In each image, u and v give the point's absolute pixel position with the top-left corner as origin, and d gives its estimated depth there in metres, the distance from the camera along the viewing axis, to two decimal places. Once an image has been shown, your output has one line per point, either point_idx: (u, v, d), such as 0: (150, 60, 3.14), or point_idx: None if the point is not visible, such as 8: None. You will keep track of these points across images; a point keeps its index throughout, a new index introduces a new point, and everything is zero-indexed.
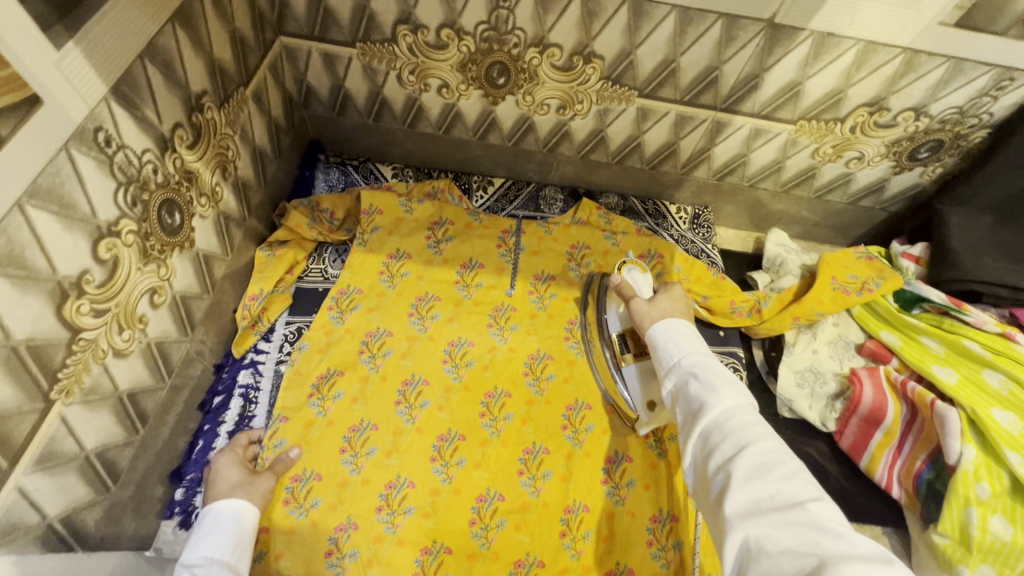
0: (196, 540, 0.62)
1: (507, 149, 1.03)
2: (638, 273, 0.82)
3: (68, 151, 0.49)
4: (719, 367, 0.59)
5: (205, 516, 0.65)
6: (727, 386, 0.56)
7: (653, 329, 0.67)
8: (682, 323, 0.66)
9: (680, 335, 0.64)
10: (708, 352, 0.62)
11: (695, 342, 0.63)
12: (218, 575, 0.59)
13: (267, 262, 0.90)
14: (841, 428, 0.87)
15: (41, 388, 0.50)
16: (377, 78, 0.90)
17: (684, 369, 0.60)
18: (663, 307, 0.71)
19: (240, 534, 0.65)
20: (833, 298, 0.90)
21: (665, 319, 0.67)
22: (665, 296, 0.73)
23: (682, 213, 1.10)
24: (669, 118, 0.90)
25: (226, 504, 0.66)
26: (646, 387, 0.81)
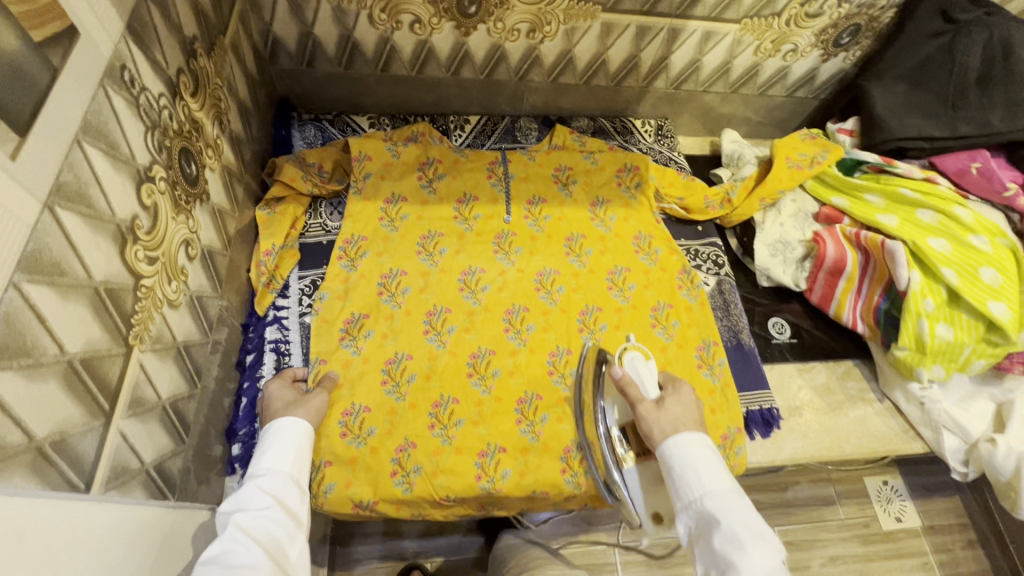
0: (262, 453, 0.66)
1: (480, 83, 1.06)
2: (640, 362, 0.83)
3: (105, 88, 0.48)
4: (743, 515, 0.62)
5: (268, 431, 0.69)
6: (755, 547, 0.59)
7: (669, 454, 0.69)
8: (700, 441, 0.69)
9: (701, 466, 0.67)
10: (730, 488, 0.65)
11: (716, 474, 0.66)
12: (283, 483, 0.64)
13: (270, 219, 0.90)
14: (811, 285, 1.02)
15: (122, 332, 0.51)
16: (347, 20, 0.90)
17: (707, 514, 0.63)
18: (674, 415, 0.73)
19: (300, 449, 0.69)
20: (791, 174, 1.03)
21: (681, 440, 0.69)
22: (673, 402, 0.75)
23: (646, 126, 1.18)
24: (631, 30, 0.97)
25: (287, 422, 0.70)
26: (651, 493, 0.76)
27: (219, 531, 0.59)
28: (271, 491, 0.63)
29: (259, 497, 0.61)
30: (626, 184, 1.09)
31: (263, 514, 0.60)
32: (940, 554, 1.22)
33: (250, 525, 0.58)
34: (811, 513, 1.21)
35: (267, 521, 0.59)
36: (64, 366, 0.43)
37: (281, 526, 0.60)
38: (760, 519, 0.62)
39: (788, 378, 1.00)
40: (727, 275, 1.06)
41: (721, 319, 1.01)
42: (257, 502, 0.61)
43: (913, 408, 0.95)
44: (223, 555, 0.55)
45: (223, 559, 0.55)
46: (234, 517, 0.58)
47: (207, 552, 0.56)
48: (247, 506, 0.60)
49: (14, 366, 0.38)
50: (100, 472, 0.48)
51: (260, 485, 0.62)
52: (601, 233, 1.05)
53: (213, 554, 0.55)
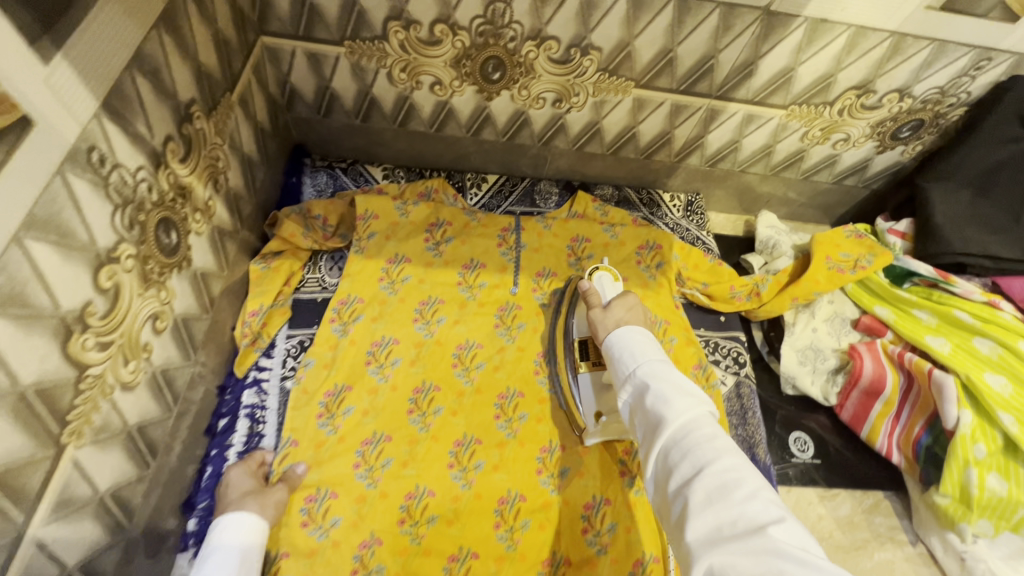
0: (201, 569, 0.61)
1: (501, 144, 1.01)
2: (607, 279, 0.83)
3: (63, 174, 0.45)
4: (675, 378, 0.59)
5: (208, 548, 0.64)
6: (681, 399, 0.56)
7: (609, 340, 0.69)
8: (639, 331, 0.67)
9: (635, 345, 0.65)
10: (663, 362, 0.62)
11: (651, 349, 0.64)
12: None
13: (264, 275, 0.87)
14: (841, 401, 0.91)
15: (52, 433, 0.47)
16: (366, 77, 0.87)
17: (640, 382, 0.61)
18: (618, 317, 0.75)
19: (244, 559, 0.63)
20: (829, 277, 0.93)
21: (619, 332, 0.68)
22: (620, 307, 0.76)
23: (675, 201, 1.11)
24: (665, 107, 0.90)
25: (222, 531, 0.66)
26: (600, 398, 0.82)
27: None
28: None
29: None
30: (646, 263, 1.01)
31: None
32: None
33: None
34: None
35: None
36: None
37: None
38: (691, 383, 0.59)
39: (806, 504, 0.89)
40: (748, 376, 0.96)
41: (736, 428, 0.91)
42: None
43: (952, 562, 0.83)
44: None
45: None
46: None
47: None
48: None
49: None
50: None
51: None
52: None
53: None
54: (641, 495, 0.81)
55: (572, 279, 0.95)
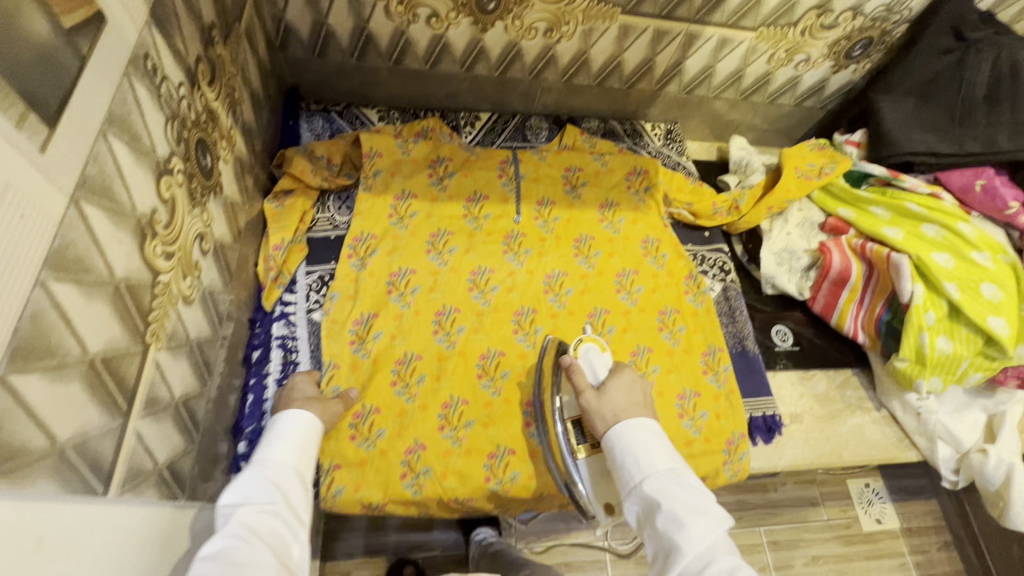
0: (268, 444, 0.65)
1: (493, 80, 1.05)
2: (596, 351, 0.80)
3: (129, 77, 0.46)
4: (686, 493, 0.60)
5: (274, 422, 0.68)
6: (694, 523, 0.57)
7: (610, 439, 0.68)
8: (640, 424, 0.67)
9: (640, 448, 0.65)
10: (671, 468, 0.63)
11: (658, 454, 0.64)
12: (288, 476, 0.62)
13: (279, 213, 0.89)
14: (814, 294, 1.03)
15: (140, 331, 0.49)
16: (363, 11, 0.88)
17: (649, 498, 0.61)
18: (615, 401, 0.71)
19: (306, 441, 0.67)
20: (798, 185, 1.05)
21: (622, 426, 0.68)
22: (615, 387, 0.73)
23: (656, 130, 1.18)
24: (648, 34, 0.97)
25: (290, 415, 0.69)
26: (602, 488, 0.74)
27: (221, 522, 0.57)
28: (276, 481, 0.61)
29: (265, 491, 0.59)
30: (636, 188, 1.09)
31: (267, 511, 0.58)
32: (917, 555, 1.29)
33: (252, 520, 0.56)
34: (795, 513, 1.27)
35: (270, 516, 0.57)
36: (86, 366, 0.42)
37: (285, 521, 0.58)
38: (702, 496, 0.60)
39: (789, 385, 1.01)
40: (733, 281, 1.07)
41: (727, 326, 1.02)
42: (259, 498, 0.58)
43: (909, 418, 0.97)
44: (223, 552, 0.53)
45: (222, 554, 0.52)
46: (237, 513, 0.56)
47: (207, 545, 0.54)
48: (251, 500, 0.58)
49: (40, 367, 0.37)
50: (117, 474, 0.46)
51: (267, 475, 0.61)
52: (609, 235, 1.05)
53: (211, 550, 0.52)
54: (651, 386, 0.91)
55: (552, 343, 0.85)
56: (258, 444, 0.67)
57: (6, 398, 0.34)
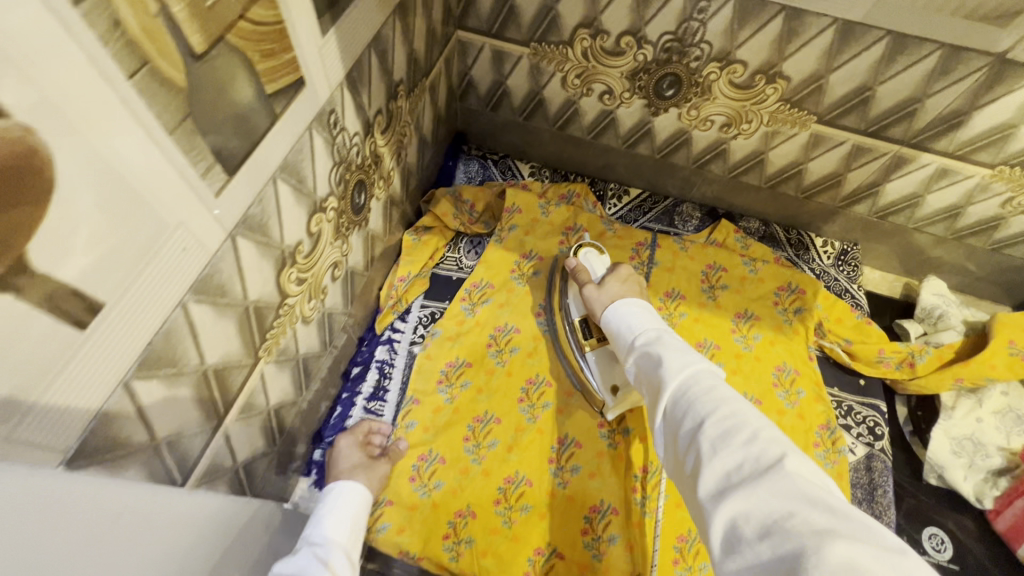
0: (317, 522, 0.63)
1: (653, 161, 1.01)
2: (594, 253, 0.85)
3: (310, 129, 0.52)
4: (674, 342, 0.60)
5: (325, 495, 0.67)
6: (677, 357, 0.56)
7: (609, 319, 0.71)
8: (631, 303, 0.71)
9: (631, 317, 0.68)
10: (660, 334, 0.63)
11: (650, 321, 0.66)
12: (335, 554, 0.58)
13: (415, 246, 0.95)
14: (999, 507, 0.80)
15: (254, 344, 0.54)
16: (541, 78, 0.91)
17: (642, 351, 0.61)
18: (612, 292, 0.77)
19: (355, 522, 0.65)
20: (1009, 365, 0.83)
21: (618, 307, 0.71)
22: (614, 281, 0.79)
23: (827, 248, 1.03)
24: (844, 148, 0.84)
25: (340, 489, 0.68)
26: (608, 371, 0.83)
27: None
28: (324, 556, 0.57)
29: (314, 563, 0.54)
30: (784, 305, 0.96)
31: None
32: None
33: None
34: None
35: None
36: (201, 376, 0.47)
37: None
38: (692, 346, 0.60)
39: None
40: (884, 452, 0.87)
41: (860, 503, 0.83)
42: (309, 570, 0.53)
43: None
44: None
45: None
46: None
47: None
48: (307, 573, 0.52)
49: (158, 375, 0.41)
50: (197, 469, 0.51)
51: (313, 551, 0.57)
52: (738, 350, 0.93)
53: None
54: None
55: (563, 258, 0.95)
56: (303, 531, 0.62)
57: (123, 398, 0.38)
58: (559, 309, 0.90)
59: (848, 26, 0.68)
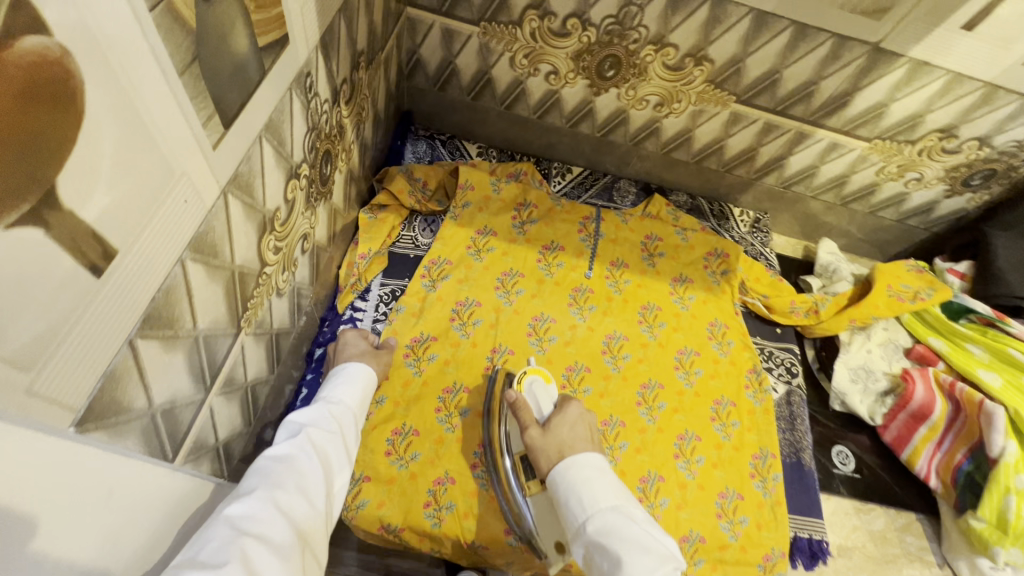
0: (334, 386, 0.65)
1: (594, 140, 1.08)
2: (540, 382, 0.82)
3: (291, 89, 0.51)
4: (629, 529, 0.61)
5: (339, 368, 0.68)
6: (637, 561, 0.57)
7: (555, 480, 0.68)
8: (581, 462, 0.68)
9: (580, 486, 0.66)
10: (615, 509, 0.63)
11: (601, 492, 0.65)
12: (346, 414, 0.61)
13: (372, 223, 0.95)
14: (886, 423, 0.97)
15: (237, 312, 0.52)
16: (489, 57, 0.94)
17: (595, 540, 0.61)
18: (559, 439, 0.73)
19: (366, 392, 0.67)
20: (888, 304, 1.00)
21: (566, 464, 0.69)
22: (561, 424, 0.75)
23: (744, 217, 1.17)
24: (757, 125, 0.97)
25: (356, 365, 0.69)
26: (548, 524, 0.75)
27: (281, 432, 0.54)
28: (337, 417, 0.59)
29: (328, 420, 0.57)
30: (712, 269, 1.08)
31: (329, 435, 0.55)
32: None
33: (319, 440, 0.54)
34: None
35: (330, 445, 0.54)
36: (193, 342, 0.45)
37: (341, 451, 0.55)
38: (647, 530, 0.61)
39: (842, 514, 0.94)
40: (799, 387, 1.01)
41: (784, 432, 0.96)
42: (324, 424, 0.57)
43: None
44: (289, 456, 0.50)
45: (290, 461, 0.49)
46: (307, 429, 0.54)
47: (275, 448, 0.50)
48: (317, 424, 0.56)
49: (158, 336, 0.39)
50: (185, 443, 0.49)
51: (330, 408, 0.59)
52: (677, 310, 1.03)
53: (281, 451, 0.50)
54: (694, 478, 0.88)
55: (502, 376, 0.87)
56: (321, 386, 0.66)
57: (128, 357, 0.36)
58: (496, 433, 0.81)
59: (761, 15, 0.79)
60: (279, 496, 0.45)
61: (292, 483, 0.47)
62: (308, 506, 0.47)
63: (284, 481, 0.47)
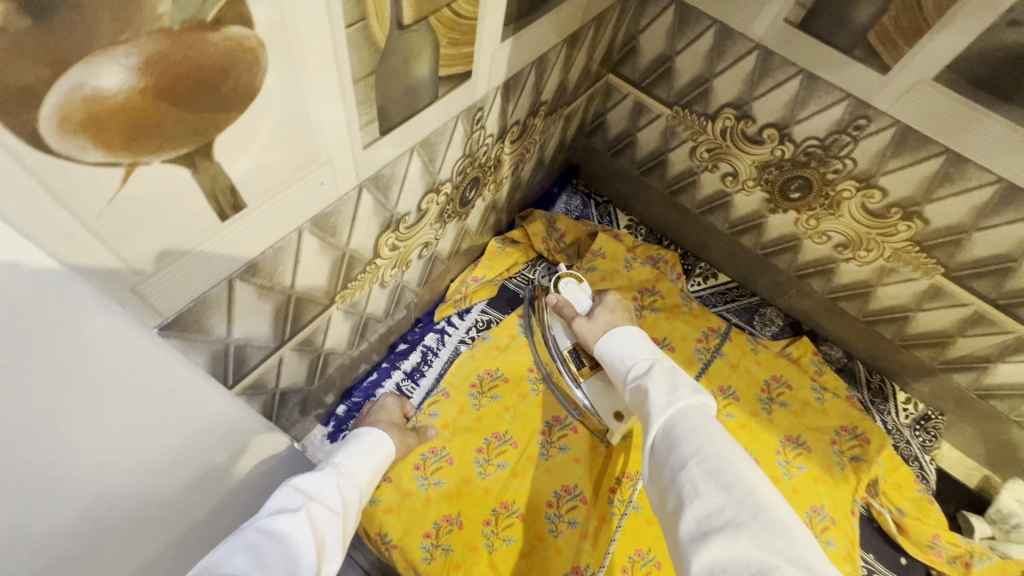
0: (346, 453, 0.61)
1: (753, 255, 0.98)
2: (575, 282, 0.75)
3: (459, 118, 0.56)
4: (670, 373, 0.56)
5: (360, 433, 0.66)
6: (670, 392, 0.53)
7: (601, 348, 0.64)
8: (624, 330, 0.64)
9: (623, 346, 0.61)
10: (654, 364, 0.58)
11: (645, 350, 0.61)
12: (353, 490, 0.57)
13: (498, 253, 0.98)
14: None
15: (336, 288, 0.57)
16: (671, 141, 0.92)
17: (633, 382, 0.57)
18: (606, 320, 0.68)
19: (377, 466, 0.64)
20: None
21: (608, 336, 0.64)
22: (603, 309, 0.70)
23: (908, 406, 0.96)
24: (964, 310, 0.79)
25: (376, 436, 0.66)
26: (611, 396, 0.74)
27: (277, 498, 0.49)
28: (343, 491, 0.55)
29: (332, 495, 0.53)
30: (841, 447, 0.89)
31: (330, 514, 0.51)
32: None
33: (318, 517, 0.49)
34: None
35: (329, 522, 0.50)
36: (285, 299, 0.50)
37: (338, 535, 0.50)
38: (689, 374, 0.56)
39: None
40: None
41: None
42: (326, 498, 0.52)
43: None
44: (284, 534, 0.45)
45: (284, 543, 0.45)
46: (309, 502, 0.49)
47: (268, 520, 0.46)
48: (321, 499, 0.51)
49: (255, 283, 0.44)
50: (246, 377, 0.54)
51: (337, 480, 0.56)
52: (778, 474, 0.86)
53: (276, 529, 0.45)
54: None
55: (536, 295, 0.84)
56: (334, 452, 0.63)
57: (223, 291, 0.42)
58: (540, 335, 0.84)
59: (1012, 189, 0.64)
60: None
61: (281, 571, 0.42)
62: None
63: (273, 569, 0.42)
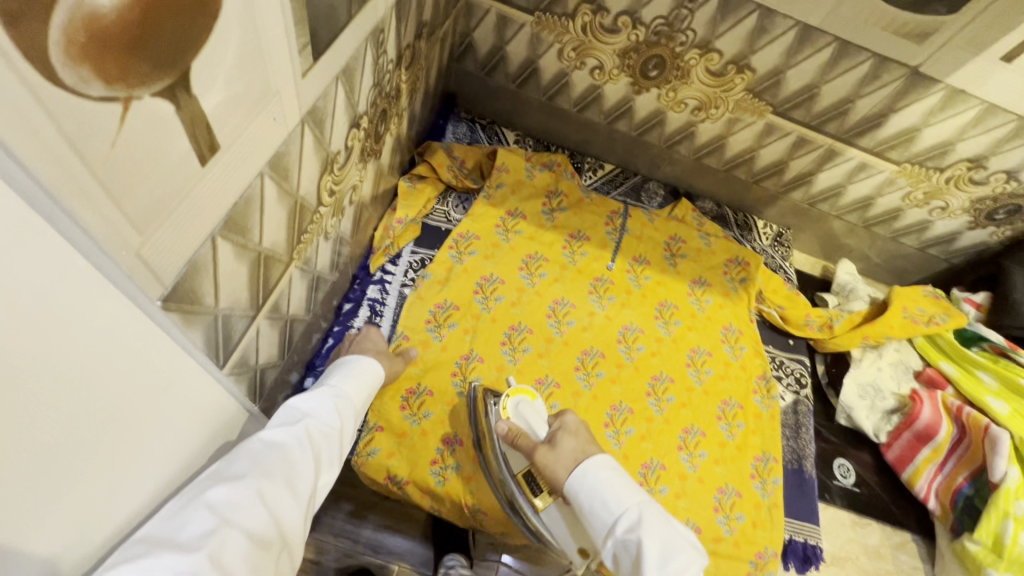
0: (339, 376, 0.64)
1: (629, 138, 1.12)
2: (526, 402, 0.80)
3: (367, 40, 0.55)
4: (660, 529, 0.63)
5: (346, 359, 0.68)
6: (671, 560, 0.60)
7: (578, 486, 0.68)
8: (599, 464, 0.69)
9: (606, 489, 0.67)
10: (639, 510, 0.65)
11: (626, 491, 0.67)
12: (350, 412, 0.61)
13: (410, 191, 0.99)
14: (890, 441, 0.99)
15: (294, 242, 0.56)
16: (539, 47, 0.98)
17: (625, 537, 0.62)
18: (570, 448, 0.72)
19: (368, 387, 0.67)
20: (903, 325, 1.02)
21: (584, 469, 0.69)
22: (564, 434, 0.74)
23: (767, 230, 1.20)
24: (790, 138, 1.00)
25: (367, 361, 0.69)
26: (576, 532, 0.73)
27: (280, 415, 0.54)
28: (339, 412, 0.59)
29: (330, 415, 0.57)
30: (731, 275, 1.10)
31: (326, 432, 0.55)
32: None
33: (316, 434, 0.54)
34: None
35: (324, 440, 0.55)
36: (258, 257, 0.49)
37: (335, 448, 0.55)
38: (675, 529, 0.64)
39: (839, 525, 0.95)
40: (807, 398, 1.03)
41: (788, 439, 0.98)
42: (324, 420, 0.56)
43: None
44: (284, 446, 0.50)
45: (283, 452, 0.49)
46: (307, 420, 0.54)
47: (272, 432, 0.50)
48: (317, 416, 0.56)
49: (232, 239, 0.42)
50: (235, 354, 0.51)
51: (335, 403, 0.59)
52: (693, 311, 1.05)
53: (278, 439, 0.49)
54: (694, 470, 0.89)
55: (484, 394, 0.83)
56: (327, 372, 0.66)
57: (208, 251, 0.39)
58: (490, 442, 0.79)
59: (807, 29, 0.82)
60: (265, 486, 0.45)
61: (282, 478, 0.47)
62: (291, 502, 0.47)
63: (275, 475, 0.46)
